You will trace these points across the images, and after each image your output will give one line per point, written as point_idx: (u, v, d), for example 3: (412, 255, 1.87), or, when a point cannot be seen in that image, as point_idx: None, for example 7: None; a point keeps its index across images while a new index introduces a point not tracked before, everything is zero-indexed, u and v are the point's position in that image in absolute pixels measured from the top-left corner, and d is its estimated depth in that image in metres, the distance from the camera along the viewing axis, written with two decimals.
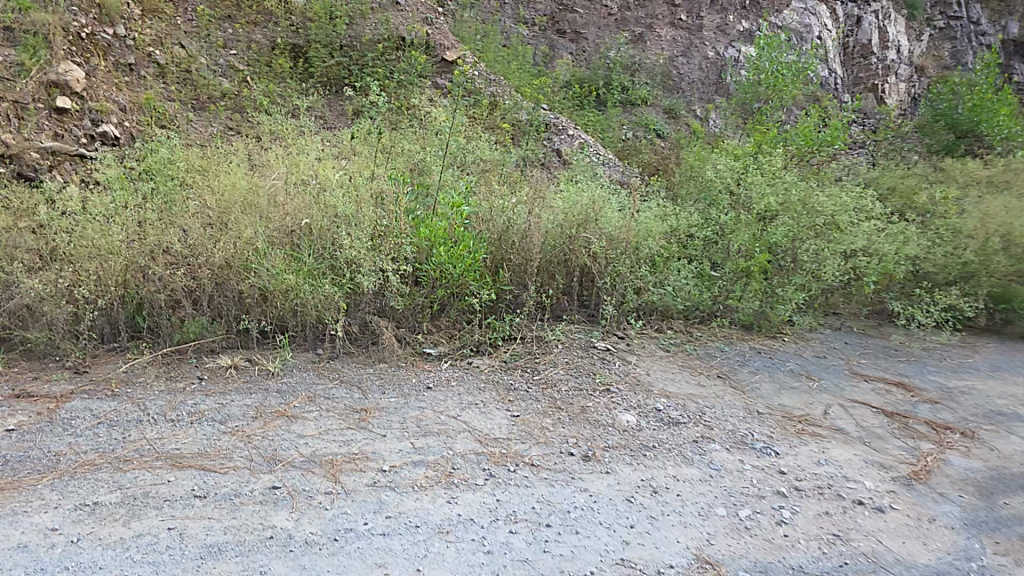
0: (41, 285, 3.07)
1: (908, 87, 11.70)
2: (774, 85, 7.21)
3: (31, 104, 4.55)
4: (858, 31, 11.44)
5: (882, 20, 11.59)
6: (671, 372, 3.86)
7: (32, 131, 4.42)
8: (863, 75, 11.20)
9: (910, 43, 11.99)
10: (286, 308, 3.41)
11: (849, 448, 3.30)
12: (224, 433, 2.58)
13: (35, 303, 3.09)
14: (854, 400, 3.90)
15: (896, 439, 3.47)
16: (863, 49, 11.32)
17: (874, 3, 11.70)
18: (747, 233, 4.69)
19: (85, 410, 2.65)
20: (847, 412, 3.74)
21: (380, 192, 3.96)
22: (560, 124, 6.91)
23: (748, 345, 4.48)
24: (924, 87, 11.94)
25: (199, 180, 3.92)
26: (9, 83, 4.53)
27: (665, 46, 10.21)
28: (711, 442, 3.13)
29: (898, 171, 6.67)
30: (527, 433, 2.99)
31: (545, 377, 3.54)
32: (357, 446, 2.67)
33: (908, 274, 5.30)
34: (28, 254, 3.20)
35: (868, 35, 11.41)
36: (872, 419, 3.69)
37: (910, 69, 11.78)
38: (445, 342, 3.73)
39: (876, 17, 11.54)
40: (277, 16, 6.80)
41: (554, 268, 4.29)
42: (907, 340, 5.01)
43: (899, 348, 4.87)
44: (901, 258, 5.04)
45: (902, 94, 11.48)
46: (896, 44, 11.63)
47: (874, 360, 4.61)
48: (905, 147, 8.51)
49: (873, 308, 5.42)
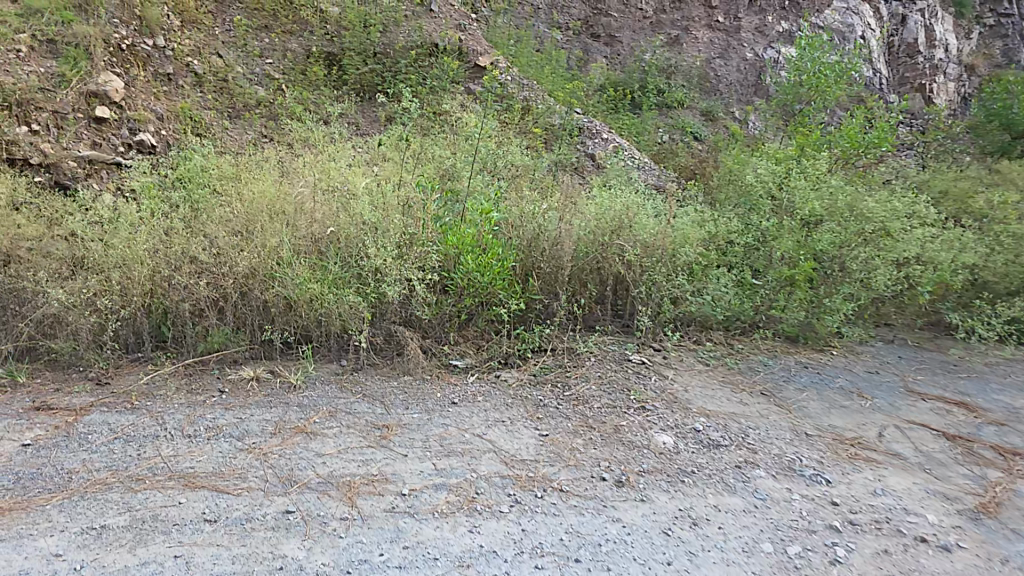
0: (67, 295, 3.05)
1: (957, 86, 11.08)
2: (817, 85, 6.87)
3: (70, 114, 4.62)
4: (903, 30, 10.91)
5: (929, 19, 11.02)
6: (712, 389, 3.62)
7: (70, 140, 4.50)
8: (910, 75, 10.63)
9: (959, 41, 11.37)
10: (310, 318, 3.33)
11: (908, 476, 3.00)
12: (241, 450, 2.49)
13: (61, 313, 3.08)
14: (912, 422, 3.59)
15: (961, 467, 3.15)
16: (908, 49, 10.76)
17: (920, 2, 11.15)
18: (792, 240, 4.41)
19: (103, 424, 2.60)
20: (905, 435, 3.43)
21: (407, 198, 3.85)
22: (594, 128, 6.73)
23: (793, 359, 4.19)
24: (975, 86, 11.28)
25: (229, 188, 3.88)
26: (49, 94, 4.62)
27: (702, 48, 9.90)
28: (755, 467, 2.89)
29: (950, 174, 6.27)
30: (556, 454, 2.82)
31: (576, 393, 3.36)
32: (375, 466, 2.54)
33: (967, 284, 4.92)
34: (56, 263, 3.20)
35: (914, 34, 10.86)
36: (933, 444, 3.37)
37: (958, 68, 11.16)
38: (472, 354, 3.58)
39: (923, 15, 10.98)
40: (312, 25, 6.82)
41: (587, 276, 4.09)
42: (967, 355, 4.63)
43: (959, 364, 4.50)
44: (958, 266, 4.67)
45: (950, 94, 10.87)
46: (944, 43, 11.03)
47: (932, 376, 4.26)
48: (957, 149, 8.02)
49: (928, 320, 5.04)
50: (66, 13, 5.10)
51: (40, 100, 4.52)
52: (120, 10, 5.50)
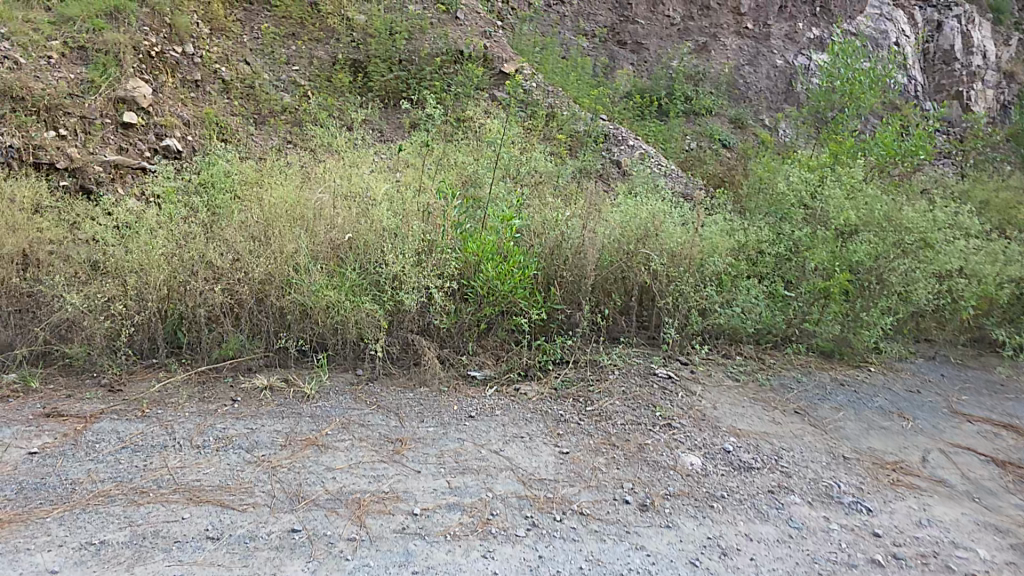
0: (82, 300, 3.03)
1: (996, 93, 10.63)
2: (850, 92, 6.57)
3: (98, 120, 4.68)
4: (939, 36, 10.49)
5: (967, 25, 10.55)
6: (742, 406, 3.43)
7: (97, 145, 4.56)
8: (946, 82, 10.19)
9: (999, 48, 10.86)
10: (326, 325, 3.25)
11: (955, 506, 2.78)
12: (249, 463, 2.42)
13: (77, 318, 3.05)
14: (958, 446, 3.34)
15: (1014, 498, 2.91)
16: (944, 55, 10.30)
17: (957, 8, 10.71)
18: (827, 250, 4.19)
19: (112, 433, 2.56)
20: (950, 460, 3.19)
21: (426, 205, 3.76)
22: (620, 135, 6.60)
23: (829, 375, 3.95)
24: (1015, 93, 10.79)
25: (250, 194, 3.83)
26: (78, 99, 4.68)
27: (732, 55, 9.66)
28: (790, 493, 2.70)
29: (990, 185, 6.02)
30: (576, 474, 2.67)
31: (598, 409, 3.20)
32: (386, 483, 2.44)
33: (1013, 297, 4.62)
34: (75, 267, 3.19)
35: (950, 41, 10.41)
36: (982, 470, 3.12)
37: (998, 75, 10.67)
38: (491, 365, 3.45)
39: (960, 21, 10.54)
40: (338, 33, 6.76)
41: (611, 285, 3.94)
42: (1016, 374, 4.33)
43: (1007, 384, 4.21)
44: (1005, 279, 4.40)
45: (989, 102, 10.43)
46: (982, 49, 10.57)
47: (978, 396, 3.99)
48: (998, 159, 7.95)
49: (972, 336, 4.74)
50: (97, 21, 5.18)
51: (69, 105, 4.59)
52: (149, 18, 5.55)
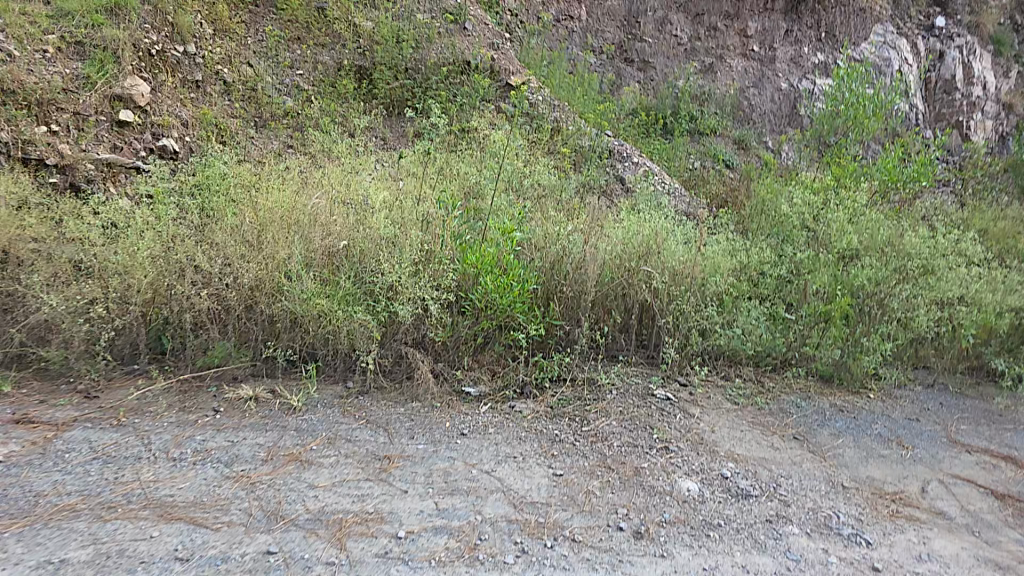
0: (60, 301, 2.92)
1: (995, 124, 10.64)
2: (853, 118, 6.74)
3: (92, 116, 4.63)
4: (941, 66, 10.47)
5: (968, 56, 10.54)
6: (739, 430, 3.31)
7: (90, 142, 4.50)
8: (946, 111, 10.19)
9: (999, 79, 10.89)
10: (316, 335, 3.16)
11: (955, 539, 2.68)
12: (227, 478, 2.32)
13: (53, 320, 2.93)
14: (957, 476, 3.21)
15: (1015, 533, 2.80)
16: (945, 84, 10.28)
17: (958, 38, 10.69)
18: (829, 274, 4.21)
19: (83, 442, 2.45)
20: (949, 491, 3.06)
21: (425, 214, 3.68)
22: (624, 151, 6.53)
23: (829, 401, 3.77)
24: (1013, 124, 10.82)
25: (244, 197, 3.70)
26: (73, 95, 4.63)
27: (737, 77, 9.63)
28: (788, 523, 2.58)
29: (989, 214, 6.24)
30: (568, 498, 2.56)
31: (594, 429, 3.10)
32: (370, 503, 2.33)
33: (1012, 327, 4.31)
34: (51, 269, 3.03)
35: (952, 70, 10.38)
36: (982, 503, 3.00)
37: (997, 106, 10.68)
38: (486, 381, 3.34)
39: (962, 51, 10.54)
40: (344, 39, 6.57)
41: (611, 303, 3.80)
42: (1015, 407, 3.97)
43: (1005, 415, 3.89)
44: (1004, 308, 4.25)
45: (988, 132, 10.45)
46: (983, 79, 10.56)
47: (973, 427, 3.73)
48: (993, 188, 8.49)
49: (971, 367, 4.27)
50: (96, 16, 5.12)
51: (62, 101, 4.53)
52: (151, 17, 5.50)
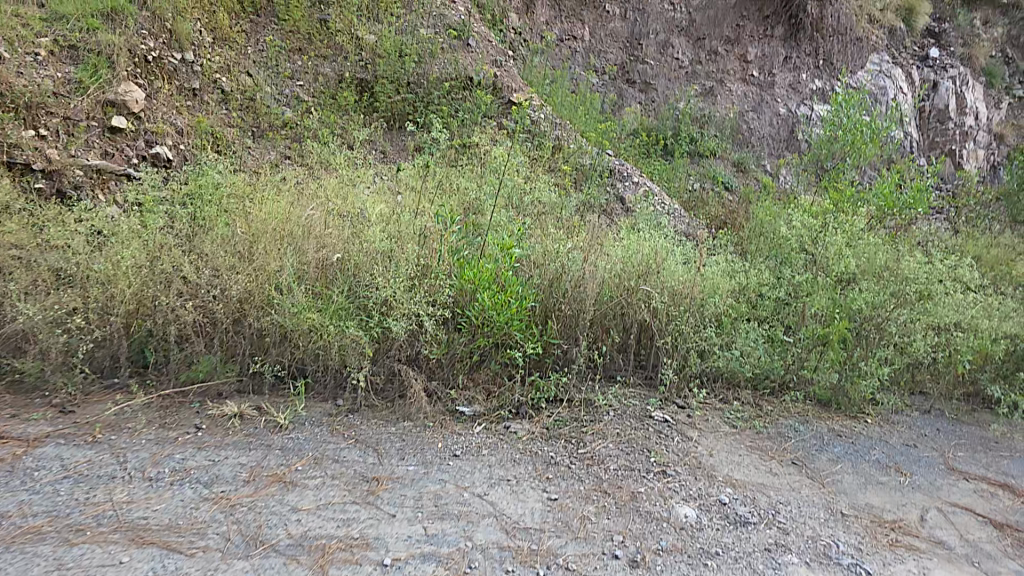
0: (37, 311, 2.81)
1: (987, 154, 10.77)
2: (852, 143, 6.59)
3: (82, 121, 4.57)
4: (934, 96, 10.56)
5: (961, 87, 10.65)
6: (738, 455, 3.22)
7: (80, 148, 4.44)
8: (940, 140, 10.31)
9: (991, 110, 11.01)
10: (306, 350, 3.05)
11: (957, 571, 2.59)
12: (205, 500, 2.23)
13: (30, 330, 2.83)
14: (956, 505, 3.11)
15: (1015, 564, 2.70)
16: (939, 114, 10.38)
17: (951, 69, 10.81)
18: (827, 298, 4.10)
19: (55, 459, 2.36)
20: (949, 520, 2.97)
21: (422, 228, 3.60)
22: (624, 171, 6.51)
23: (827, 425, 3.69)
24: (1004, 154, 10.97)
25: (237, 207, 3.62)
26: (64, 100, 4.58)
27: (737, 100, 9.69)
28: (787, 553, 2.48)
29: (983, 241, 6.24)
30: (563, 524, 2.46)
31: (591, 452, 3.00)
32: (356, 528, 2.23)
33: (1005, 353, 4.27)
34: (29, 277, 2.93)
35: (945, 101, 10.49)
36: (983, 532, 2.91)
37: (989, 136, 10.80)
38: (481, 401, 3.24)
39: (954, 82, 10.62)
40: (346, 51, 6.56)
41: (610, 322, 3.70)
42: (1011, 434, 3.93)
43: (1002, 442, 3.84)
44: (1000, 334, 4.20)
45: (980, 161, 10.58)
46: (975, 110, 10.67)
47: (971, 453, 3.67)
48: (986, 215, 8.50)
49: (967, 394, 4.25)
50: (92, 20, 5.06)
51: (51, 105, 4.47)
52: (149, 23, 5.44)
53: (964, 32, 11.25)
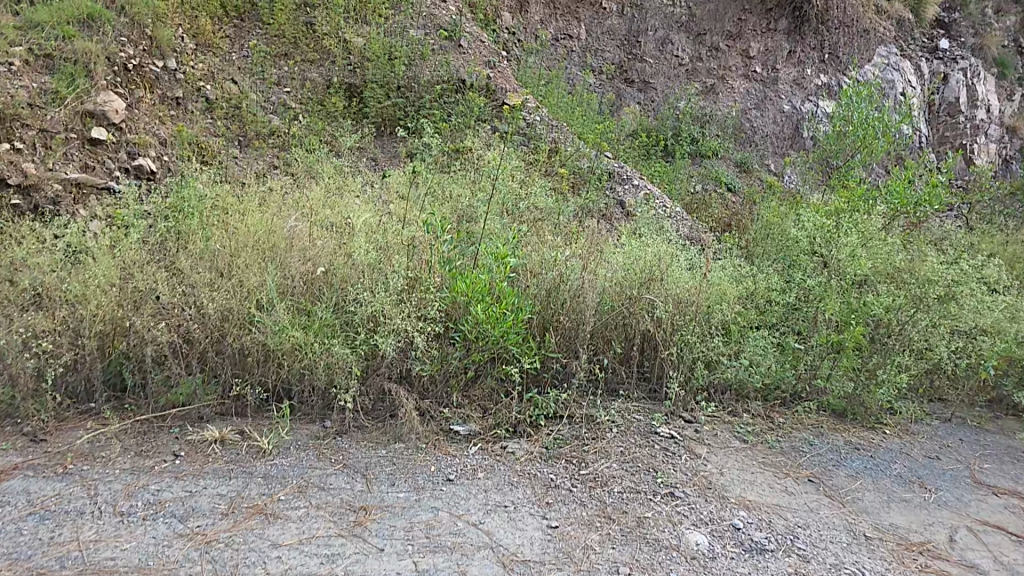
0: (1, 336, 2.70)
1: (998, 147, 10.55)
2: (863, 137, 6.32)
3: (61, 133, 4.47)
4: (944, 88, 10.27)
5: (971, 79, 10.38)
6: (751, 472, 3.04)
7: (58, 161, 4.36)
8: (949, 134, 10.10)
9: (1002, 102, 10.77)
10: (291, 371, 2.90)
11: None
12: (180, 538, 2.11)
13: None
14: (987, 523, 2.91)
15: None
16: (949, 107, 10.11)
17: (961, 61, 10.52)
18: (842, 301, 3.81)
19: (21, 494, 2.27)
20: (981, 541, 2.77)
21: (413, 239, 3.46)
22: (624, 173, 6.37)
23: (842, 438, 3.50)
24: (1016, 148, 10.75)
25: (217, 220, 3.53)
26: (41, 111, 4.47)
27: (738, 99, 9.52)
28: None
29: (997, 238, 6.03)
30: (565, 554, 2.30)
31: (594, 472, 2.84)
32: (340, 565, 2.08)
33: None
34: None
35: (956, 93, 10.21)
36: (1019, 554, 2.71)
37: (1000, 129, 10.58)
38: (477, 419, 3.08)
39: (965, 74, 10.37)
40: (334, 55, 6.47)
41: (612, 332, 3.56)
42: None
43: None
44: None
45: (992, 155, 10.36)
46: (986, 103, 10.42)
47: (999, 465, 3.47)
48: (1000, 212, 8.26)
49: (988, 400, 4.10)
50: (67, 28, 4.96)
51: (26, 117, 4.36)
52: (128, 28, 5.36)
53: (975, 22, 10.98)
